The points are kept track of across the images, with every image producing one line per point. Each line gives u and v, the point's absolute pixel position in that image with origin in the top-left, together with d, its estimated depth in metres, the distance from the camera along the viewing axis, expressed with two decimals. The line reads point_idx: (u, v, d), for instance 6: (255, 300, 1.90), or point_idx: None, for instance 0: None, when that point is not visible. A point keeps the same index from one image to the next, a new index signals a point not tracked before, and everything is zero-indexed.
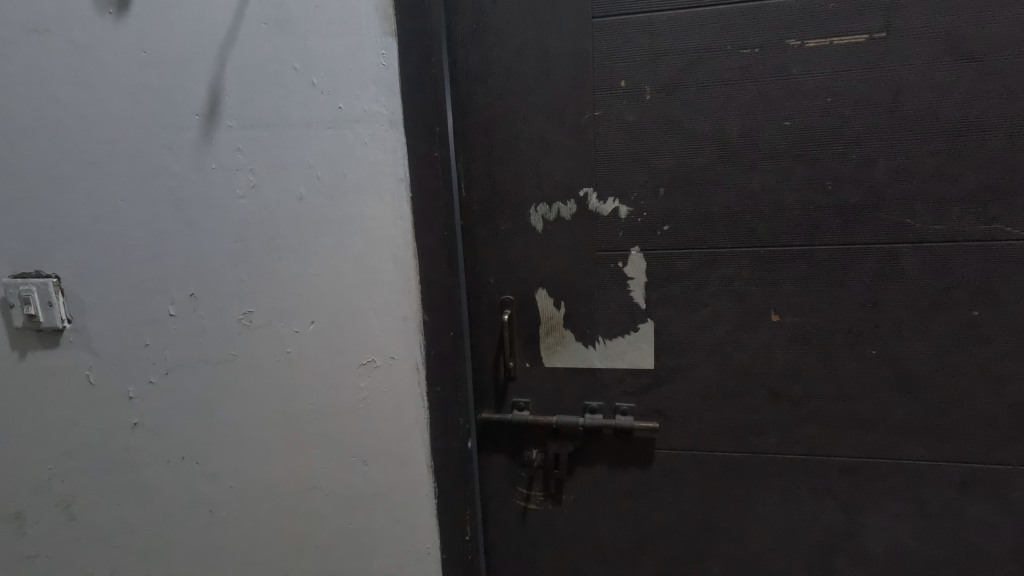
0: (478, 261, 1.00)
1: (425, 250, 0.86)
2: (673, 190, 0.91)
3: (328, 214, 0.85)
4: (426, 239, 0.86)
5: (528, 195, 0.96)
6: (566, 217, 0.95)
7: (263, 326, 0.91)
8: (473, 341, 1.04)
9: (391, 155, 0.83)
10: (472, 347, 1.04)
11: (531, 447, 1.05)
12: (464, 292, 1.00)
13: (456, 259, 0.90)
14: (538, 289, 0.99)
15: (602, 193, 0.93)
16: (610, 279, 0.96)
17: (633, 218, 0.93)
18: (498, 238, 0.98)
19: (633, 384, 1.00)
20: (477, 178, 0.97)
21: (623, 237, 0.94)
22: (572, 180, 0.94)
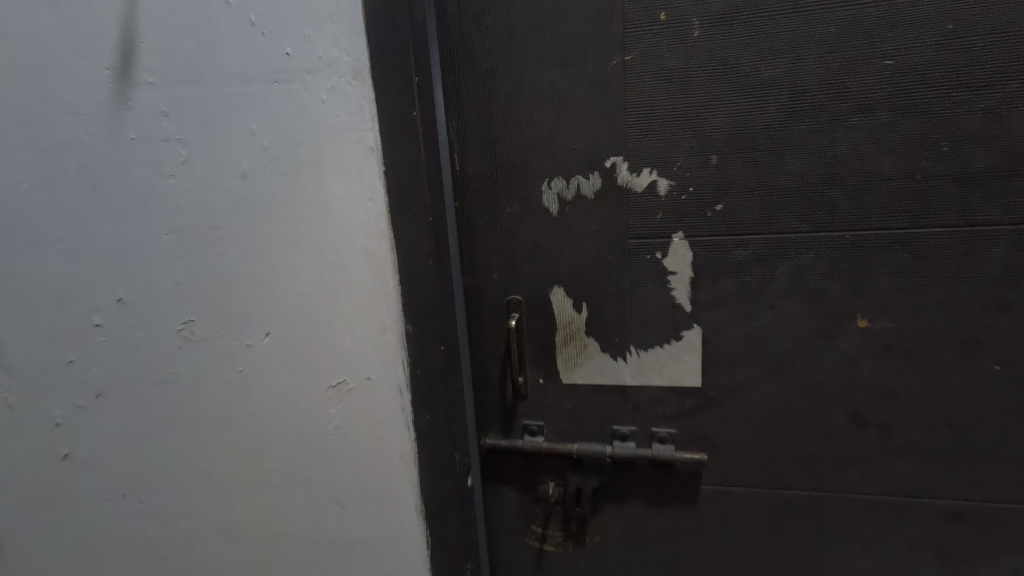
0: (478, 253, 0.80)
1: (406, 240, 0.66)
2: (730, 158, 0.69)
3: (280, 196, 0.66)
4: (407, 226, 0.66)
5: (539, 167, 0.75)
6: (588, 195, 0.75)
7: (209, 338, 0.73)
8: (473, 352, 0.84)
9: (356, 115, 0.63)
10: (472, 360, 0.84)
11: (547, 479, 0.86)
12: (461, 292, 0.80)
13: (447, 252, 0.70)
14: (555, 288, 0.79)
15: (635, 163, 0.72)
16: (646, 274, 0.76)
17: (676, 195, 0.72)
18: (503, 223, 0.78)
19: (675, 406, 0.79)
20: (474, 148, 0.77)
21: (662, 221, 0.73)
22: (596, 148, 0.73)
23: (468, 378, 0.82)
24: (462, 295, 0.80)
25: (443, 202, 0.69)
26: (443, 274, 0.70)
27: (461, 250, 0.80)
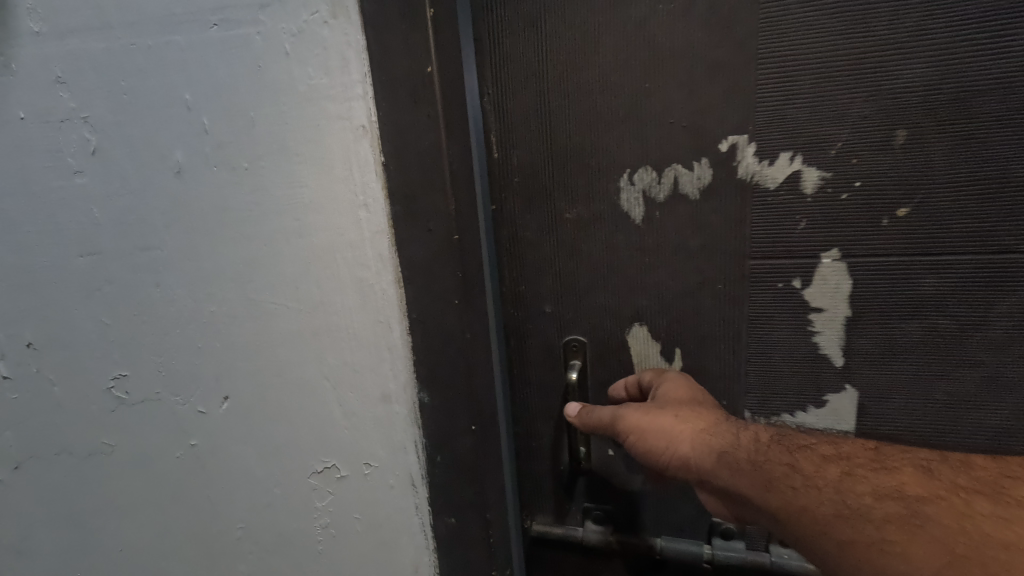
0: (526, 275, 0.58)
1: (418, 270, 0.42)
2: (929, 133, 0.44)
3: (230, 202, 0.43)
4: (421, 248, 0.41)
5: (615, 152, 0.52)
6: (690, 195, 0.51)
7: (148, 400, 0.51)
8: (517, 407, 0.63)
9: (335, 75, 0.39)
10: (514, 418, 0.63)
11: None
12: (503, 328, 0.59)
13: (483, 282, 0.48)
14: (634, 327, 0.56)
15: (768, 146, 0.48)
16: (774, 310, 0.52)
17: (830, 194, 0.48)
18: (562, 234, 0.56)
19: None
20: (523, 128, 0.54)
21: (805, 233, 0.49)
22: (705, 123, 0.49)
23: (508, 443, 0.61)
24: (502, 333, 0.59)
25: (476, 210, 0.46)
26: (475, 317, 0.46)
27: (502, 272, 0.58)
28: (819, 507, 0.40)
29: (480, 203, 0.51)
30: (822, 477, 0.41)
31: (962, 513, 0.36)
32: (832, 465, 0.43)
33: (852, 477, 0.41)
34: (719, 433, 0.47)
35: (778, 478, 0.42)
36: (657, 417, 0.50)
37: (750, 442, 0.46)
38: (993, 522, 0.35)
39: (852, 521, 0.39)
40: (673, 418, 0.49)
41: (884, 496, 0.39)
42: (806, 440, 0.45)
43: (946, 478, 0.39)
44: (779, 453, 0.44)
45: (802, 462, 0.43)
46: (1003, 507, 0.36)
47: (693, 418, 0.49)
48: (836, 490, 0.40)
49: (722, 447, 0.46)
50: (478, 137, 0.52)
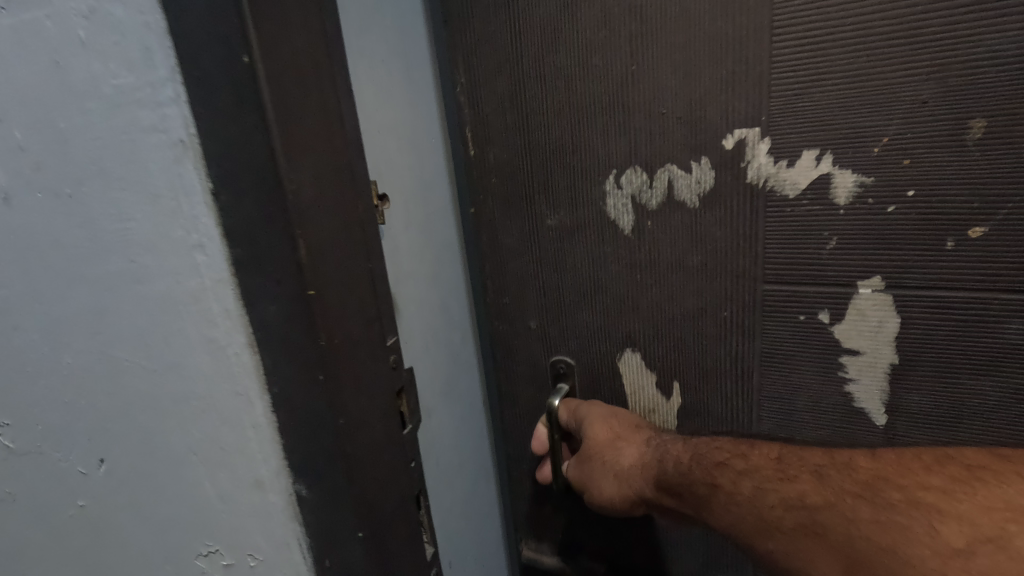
0: (501, 291, 0.48)
1: (271, 340, 0.28)
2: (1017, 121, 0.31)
3: (50, 235, 0.31)
4: (270, 302, 0.27)
5: (592, 151, 0.41)
6: (686, 204, 0.40)
7: (31, 455, 0.43)
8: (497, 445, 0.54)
9: (137, 69, 0.25)
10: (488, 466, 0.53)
11: None
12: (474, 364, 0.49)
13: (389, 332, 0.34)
14: (629, 353, 0.45)
15: (789, 143, 0.36)
16: (797, 351, 0.40)
17: (869, 206, 0.36)
18: (535, 248, 0.45)
19: None
20: (485, 118, 0.43)
21: (837, 255, 0.37)
22: (705, 112, 0.37)
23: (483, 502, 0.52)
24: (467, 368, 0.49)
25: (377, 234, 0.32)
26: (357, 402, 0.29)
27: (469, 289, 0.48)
28: (739, 526, 0.34)
29: (419, 218, 0.40)
30: (738, 491, 0.35)
31: (850, 519, 0.29)
32: (745, 477, 0.35)
33: (762, 488, 0.34)
34: (648, 464, 0.41)
35: (702, 499, 0.36)
36: (594, 475, 0.44)
37: (672, 463, 0.39)
38: (874, 529, 0.28)
39: (768, 537, 0.32)
40: (609, 474, 0.43)
41: (792, 505, 0.32)
42: (724, 448, 0.38)
43: (842, 478, 0.31)
44: (697, 470, 0.37)
45: (720, 477, 0.36)
46: (884, 511, 0.28)
47: (614, 454, 0.43)
48: (750, 505, 0.34)
49: (656, 476, 0.40)
50: (427, 132, 0.41)
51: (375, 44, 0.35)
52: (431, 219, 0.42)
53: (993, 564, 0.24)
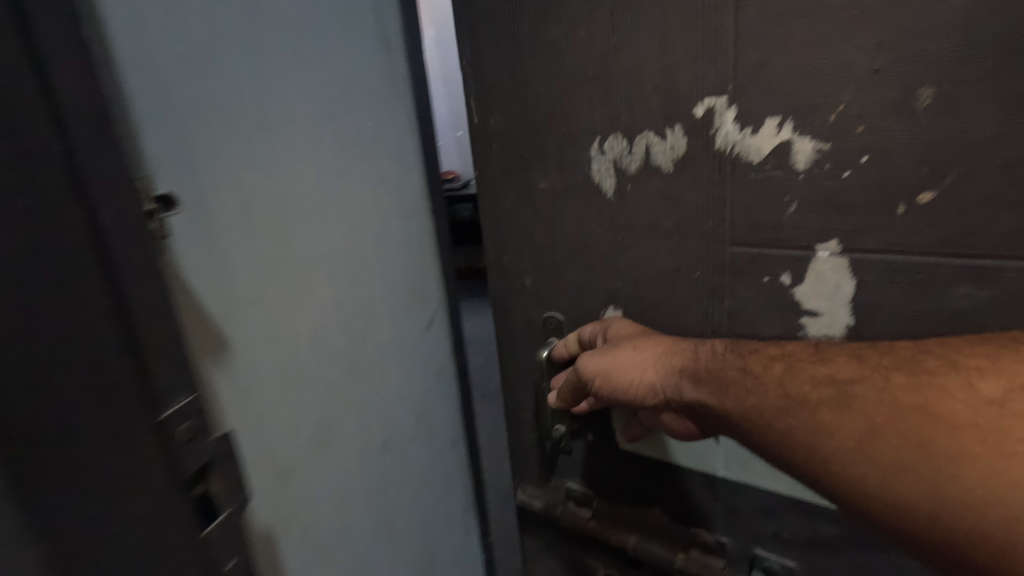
0: (509, 246, 0.55)
1: None
2: (968, 88, 0.32)
3: None
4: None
5: (586, 118, 0.46)
6: (663, 167, 0.44)
7: None
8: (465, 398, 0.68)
9: None
10: (439, 428, 0.65)
11: (597, 565, 0.62)
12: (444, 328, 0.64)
13: (175, 392, 0.24)
14: (609, 310, 0.51)
15: (753, 110, 0.39)
16: (759, 309, 0.43)
17: (829, 172, 0.37)
18: (538, 205, 0.52)
19: (799, 527, 0.47)
20: (498, 88, 0.50)
21: (798, 219, 0.39)
22: (679, 83, 0.41)
23: (419, 467, 0.62)
24: (399, 361, 0.57)
25: (125, 233, 0.22)
26: (159, 430, 0.24)
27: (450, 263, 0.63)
28: (764, 402, 0.36)
29: (322, 224, 0.46)
30: (769, 374, 0.37)
31: (884, 388, 0.33)
32: (777, 363, 0.37)
33: (794, 368, 0.36)
34: (678, 354, 0.42)
35: (731, 383, 0.38)
36: (615, 357, 0.44)
37: (707, 353, 0.41)
38: (907, 393, 0.32)
39: (797, 410, 0.34)
40: (632, 353, 0.43)
41: (824, 381, 0.34)
42: (753, 344, 0.40)
43: (875, 358, 0.34)
44: (732, 358, 0.39)
45: (753, 362, 0.38)
46: (917, 376, 0.32)
47: (643, 342, 0.44)
48: (779, 385, 0.36)
49: (681, 365, 0.41)
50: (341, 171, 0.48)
51: (180, 77, 0.34)
52: (347, 220, 0.49)
53: (1004, 425, 0.29)
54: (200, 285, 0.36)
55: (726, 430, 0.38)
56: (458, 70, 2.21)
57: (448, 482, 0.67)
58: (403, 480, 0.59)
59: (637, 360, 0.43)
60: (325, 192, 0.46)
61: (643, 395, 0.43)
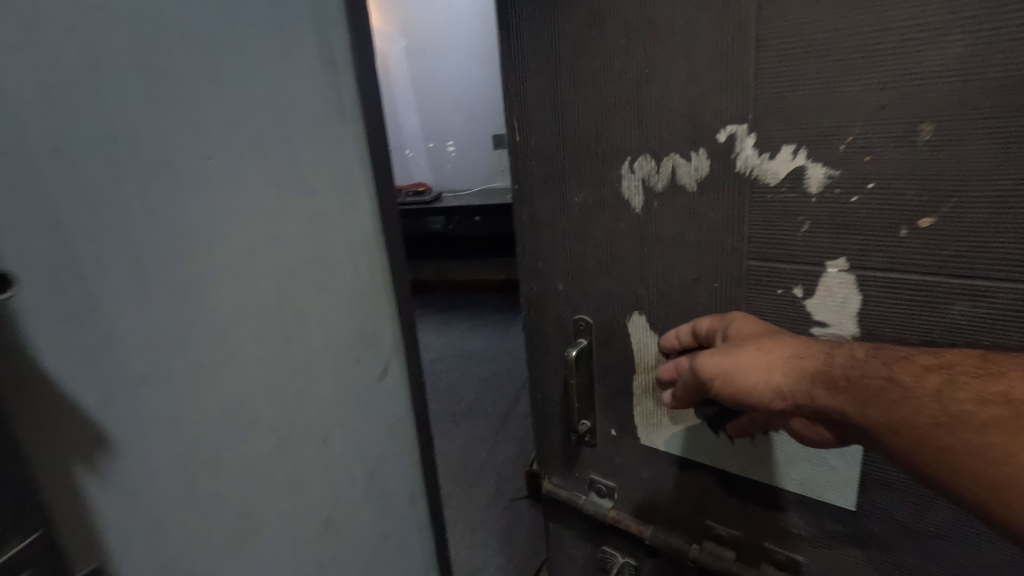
0: (543, 253, 0.60)
1: None
2: (964, 126, 0.36)
3: None
4: None
5: (617, 141, 0.51)
6: (687, 186, 0.48)
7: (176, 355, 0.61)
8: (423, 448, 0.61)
9: None
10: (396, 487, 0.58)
11: (615, 555, 0.66)
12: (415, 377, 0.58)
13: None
14: (634, 315, 0.56)
15: (769, 138, 0.43)
16: (773, 318, 0.47)
17: (838, 196, 0.41)
18: (572, 217, 0.57)
19: (806, 523, 0.51)
20: (539, 111, 0.55)
21: (810, 237, 0.43)
22: (702, 112, 0.45)
23: (368, 535, 0.55)
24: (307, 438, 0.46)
25: None
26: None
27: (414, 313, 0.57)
28: (918, 419, 0.34)
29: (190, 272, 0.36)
30: (922, 386, 0.34)
31: None
32: (933, 375, 0.35)
33: (955, 382, 0.34)
34: (808, 355, 0.40)
35: (874, 394, 0.36)
36: (733, 355, 0.42)
37: (841, 356, 0.38)
38: None
39: (956, 430, 0.32)
40: (754, 352, 0.41)
41: (988, 399, 0.32)
42: (903, 350, 0.37)
43: None
44: (875, 365, 0.37)
45: (900, 372, 0.36)
46: None
47: (768, 341, 0.42)
48: (936, 399, 0.34)
49: (812, 368, 0.39)
50: (339, 221, 0.47)
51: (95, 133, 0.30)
52: (243, 262, 0.39)
53: None
54: (84, 393, 0.30)
55: (866, 439, 0.37)
56: (471, 74, 2.11)
57: (407, 544, 0.60)
58: (352, 549, 0.53)
59: (759, 359, 0.41)
60: (240, 249, 0.39)
61: (762, 396, 0.41)
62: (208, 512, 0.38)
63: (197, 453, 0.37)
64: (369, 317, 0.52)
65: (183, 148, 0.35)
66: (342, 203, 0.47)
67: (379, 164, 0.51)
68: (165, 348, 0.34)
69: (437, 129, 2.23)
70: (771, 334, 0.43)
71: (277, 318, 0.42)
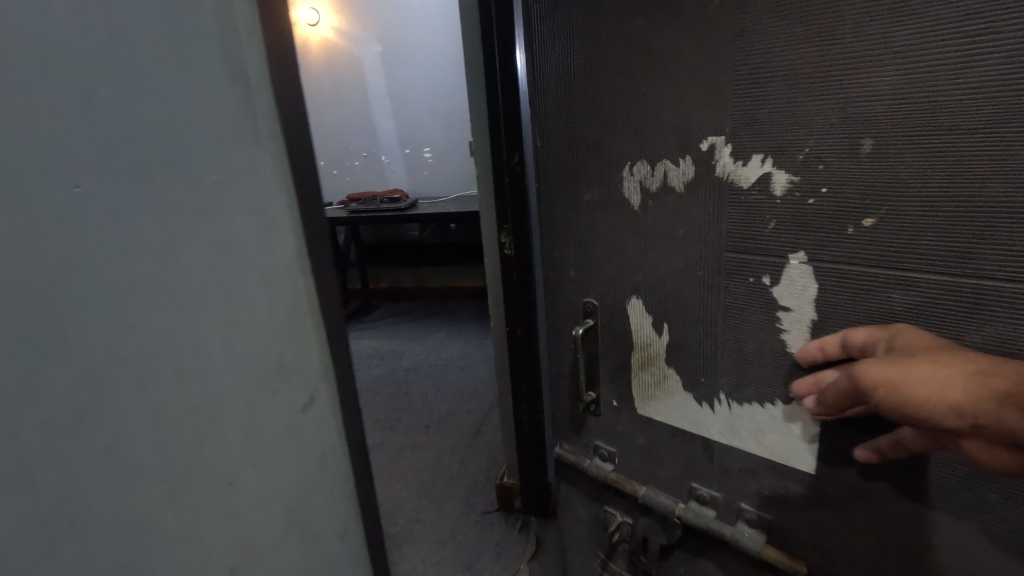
0: (558, 243, 0.69)
1: None
2: (898, 142, 0.42)
3: None
4: None
5: (618, 148, 0.59)
6: (676, 188, 0.56)
7: None
8: (352, 440, 0.67)
9: None
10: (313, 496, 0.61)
11: (615, 514, 0.75)
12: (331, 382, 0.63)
13: None
14: (633, 298, 0.64)
15: (742, 148, 0.50)
16: (747, 303, 0.54)
17: (799, 197, 0.48)
18: (581, 212, 0.65)
19: (775, 487, 0.58)
20: (555, 121, 0.64)
21: (775, 234, 0.51)
22: (688, 124, 0.53)
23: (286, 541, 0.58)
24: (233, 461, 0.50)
25: None
26: None
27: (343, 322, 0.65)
28: None
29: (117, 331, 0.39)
30: None
31: None
32: None
33: None
34: (997, 374, 0.38)
35: None
36: (906, 364, 0.40)
37: None
38: None
39: None
40: (930, 363, 0.39)
41: None
42: None
43: None
44: None
45: None
46: None
47: (949, 355, 0.39)
48: None
49: (1004, 387, 0.37)
50: (255, 239, 0.50)
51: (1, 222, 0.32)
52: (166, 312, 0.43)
53: None
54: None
55: None
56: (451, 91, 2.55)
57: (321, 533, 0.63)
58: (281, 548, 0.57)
59: (940, 371, 0.39)
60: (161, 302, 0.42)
61: (936, 410, 0.39)
62: (173, 503, 0.44)
63: (157, 454, 0.42)
64: (302, 331, 0.58)
65: (142, 182, 0.40)
66: (262, 220, 0.51)
67: (296, 182, 0.55)
68: (134, 358, 0.40)
69: (415, 134, 2.66)
70: (949, 351, 0.41)
71: (222, 331, 0.48)
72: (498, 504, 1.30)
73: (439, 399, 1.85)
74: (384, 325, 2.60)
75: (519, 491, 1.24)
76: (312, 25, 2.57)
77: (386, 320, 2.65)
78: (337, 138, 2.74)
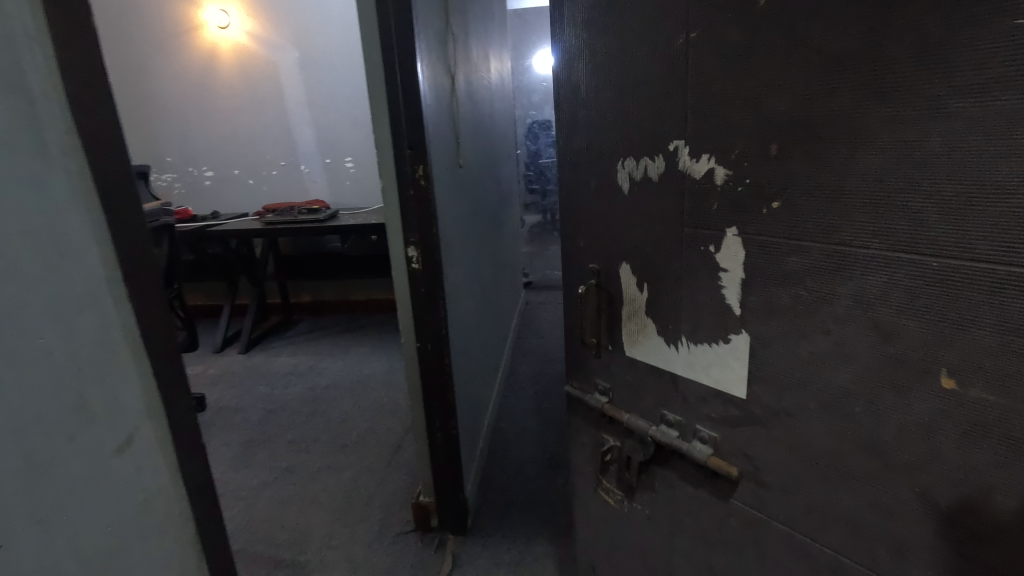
0: (571, 221, 0.89)
1: None
2: (791, 148, 0.60)
3: None
4: None
5: (613, 147, 0.79)
6: (652, 178, 0.75)
7: None
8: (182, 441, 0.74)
9: None
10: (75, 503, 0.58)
11: (608, 438, 0.94)
12: (160, 400, 0.71)
13: None
14: (622, 264, 0.83)
15: (695, 149, 0.69)
16: (700, 266, 0.72)
17: (733, 186, 0.66)
18: (588, 196, 0.85)
19: (720, 410, 0.75)
20: (570, 126, 0.84)
21: (717, 213, 0.68)
22: (660, 130, 0.72)
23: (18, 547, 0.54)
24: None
25: None
26: None
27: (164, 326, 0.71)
28: None
29: None
30: None
31: None
32: None
33: None
34: None
35: None
36: None
37: None
38: None
39: None
40: None
41: None
42: None
43: None
44: None
45: None
46: None
47: None
48: None
49: None
50: None
51: None
52: None
53: None
54: None
55: None
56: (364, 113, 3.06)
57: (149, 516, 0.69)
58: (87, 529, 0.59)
59: None
60: None
61: None
62: None
63: None
64: (107, 355, 0.63)
65: None
66: (43, 258, 0.55)
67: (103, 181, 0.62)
68: None
69: (340, 146, 3.16)
70: None
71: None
72: (415, 525, 1.58)
73: (360, 418, 2.21)
74: (357, 340, 3.05)
75: (436, 510, 1.53)
76: (220, 28, 2.99)
77: (335, 335, 3.13)
78: (259, 142, 3.18)
